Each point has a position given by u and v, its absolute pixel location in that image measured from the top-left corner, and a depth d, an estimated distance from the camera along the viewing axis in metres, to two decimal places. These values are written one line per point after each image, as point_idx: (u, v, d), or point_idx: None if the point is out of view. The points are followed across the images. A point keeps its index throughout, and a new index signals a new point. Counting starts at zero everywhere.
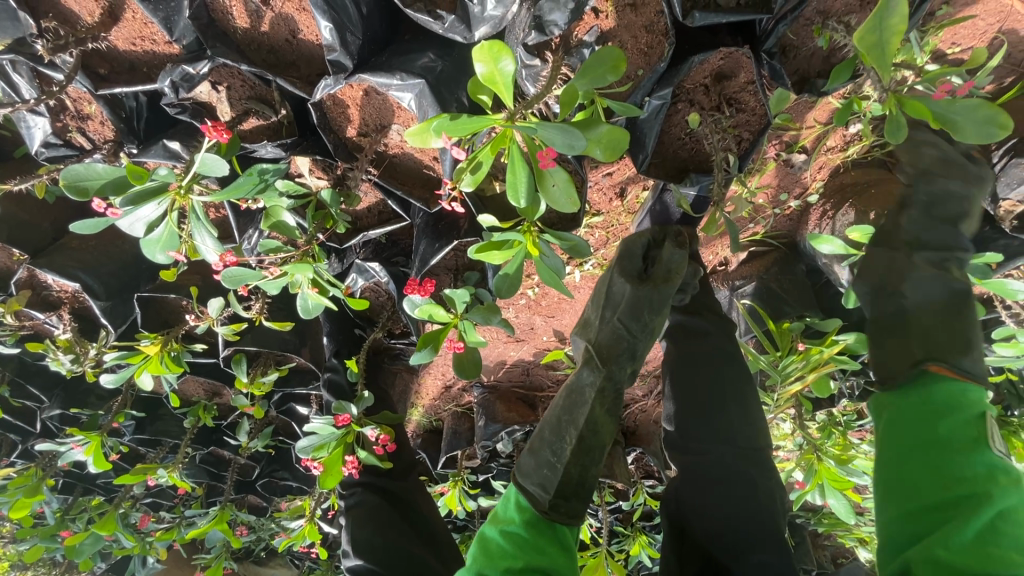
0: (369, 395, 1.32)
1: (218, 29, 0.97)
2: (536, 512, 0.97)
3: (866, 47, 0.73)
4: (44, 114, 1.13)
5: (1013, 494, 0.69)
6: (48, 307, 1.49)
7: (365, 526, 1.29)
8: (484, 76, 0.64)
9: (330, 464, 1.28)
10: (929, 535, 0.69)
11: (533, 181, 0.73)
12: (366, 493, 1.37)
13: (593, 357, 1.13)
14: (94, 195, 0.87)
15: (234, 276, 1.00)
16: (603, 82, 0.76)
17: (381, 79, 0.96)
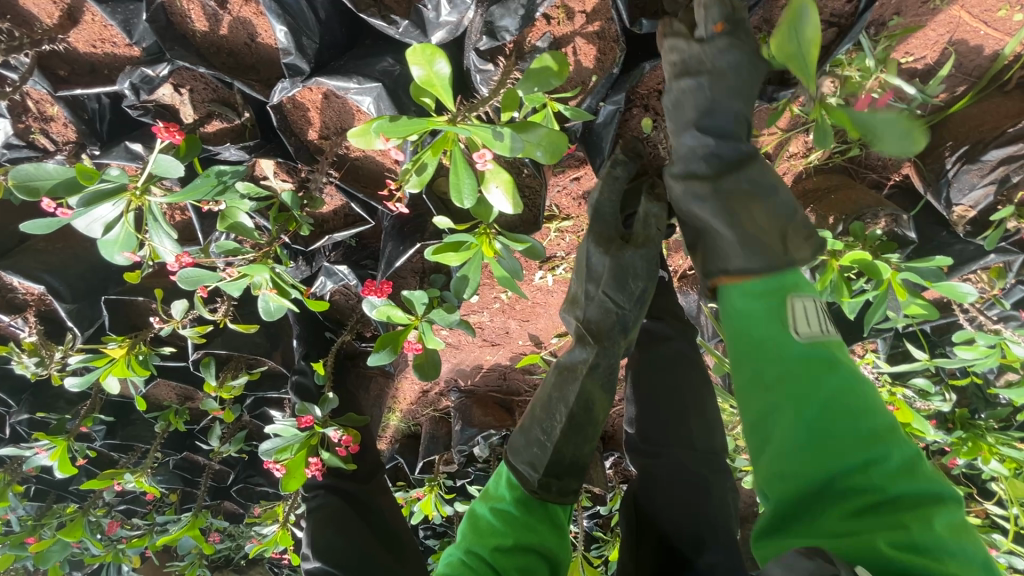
0: (333, 397, 1.33)
1: (177, 32, 0.98)
2: (530, 496, 0.92)
3: (787, 56, 0.81)
4: (5, 116, 1.13)
5: (893, 444, 0.59)
6: (15, 310, 1.49)
7: (326, 530, 1.26)
8: (420, 80, 0.66)
9: (292, 466, 1.28)
10: (823, 511, 0.58)
11: (475, 182, 0.74)
12: (332, 496, 1.37)
13: (585, 336, 0.99)
14: (46, 194, 0.88)
15: (192, 277, 1.00)
16: (547, 86, 0.78)
17: (338, 83, 0.97)
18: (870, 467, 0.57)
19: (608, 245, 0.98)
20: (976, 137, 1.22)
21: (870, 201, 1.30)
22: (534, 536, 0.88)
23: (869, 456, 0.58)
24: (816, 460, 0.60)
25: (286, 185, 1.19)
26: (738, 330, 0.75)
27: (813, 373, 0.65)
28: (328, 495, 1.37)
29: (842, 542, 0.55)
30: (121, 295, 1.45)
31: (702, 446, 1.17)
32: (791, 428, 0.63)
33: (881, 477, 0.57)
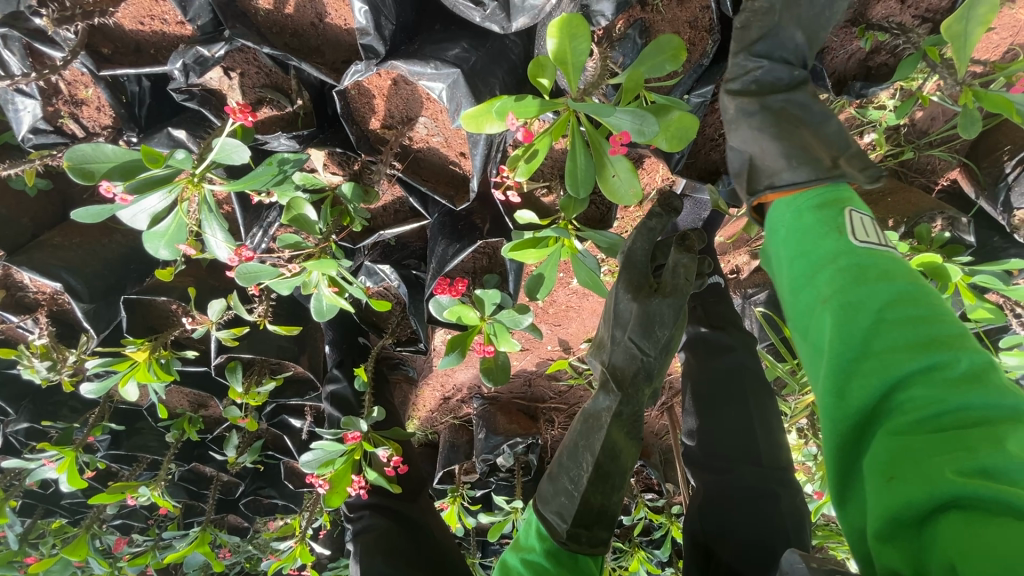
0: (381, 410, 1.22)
1: (239, 9, 0.91)
2: (558, 545, 0.84)
3: (951, 35, 0.77)
4: (34, 96, 1.04)
5: (962, 354, 0.50)
6: (23, 310, 1.37)
7: (370, 553, 1.20)
8: (556, 52, 0.65)
9: (336, 481, 1.18)
10: (896, 456, 0.48)
11: (593, 169, 0.71)
12: (375, 515, 1.30)
13: (608, 382, 0.93)
14: (100, 179, 0.79)
15: (249, 273, 0.94)
16: (660, 71, 0.74)
17: (414, 67, 0.90)
18: (935, 377, 0.50)
19: (638, 292, 0.93)
20: None
21: (931, 204, 1.29)
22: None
23: (934, 364, 0.50)
24: (869, 374, 0.53)
25: (337, 178, 1.12)
26: (788, 246, 0.68)
27: (863, 282, 0.58)
28: (371, 513, 1.31)
29: (899, 462, 0.48)
30: (142, 295, 1.35)
31: (771, 458, 1.07)
32: (837, 340, 0.56)
33: (948, 385, 0.49)
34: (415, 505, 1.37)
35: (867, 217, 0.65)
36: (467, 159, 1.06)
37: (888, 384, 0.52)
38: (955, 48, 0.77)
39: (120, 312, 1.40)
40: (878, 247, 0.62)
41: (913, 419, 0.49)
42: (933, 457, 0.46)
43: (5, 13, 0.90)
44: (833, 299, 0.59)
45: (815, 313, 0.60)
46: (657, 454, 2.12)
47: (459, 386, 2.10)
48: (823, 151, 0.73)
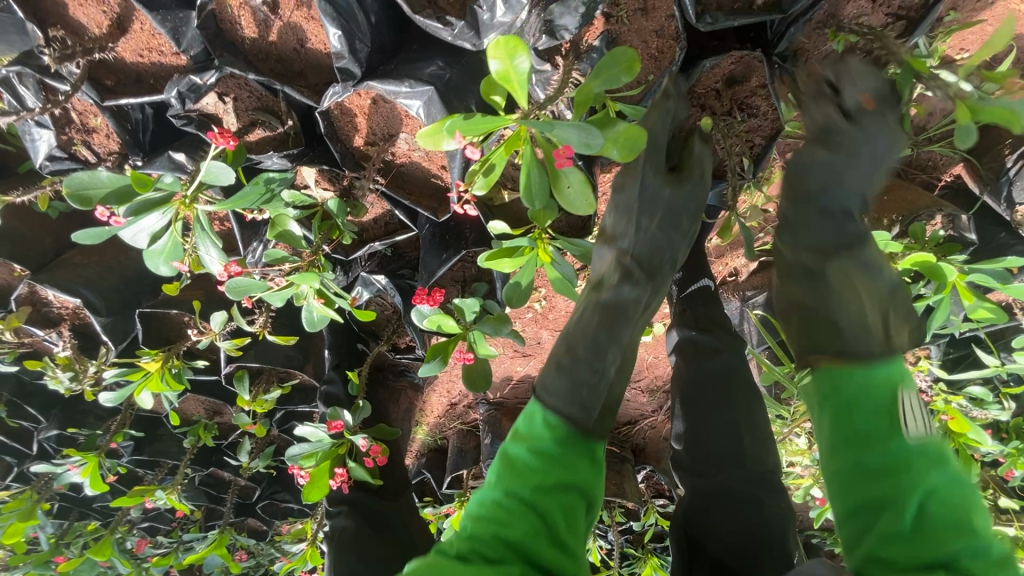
0: (365, 405, 1.32)
1: (227, 39, 0.96)
2: (567, 438, 0.73)
3: None
4: (49, 127, 1.12)
5: (943, 473, 0.58)
6: (48, 324, 1.47)
7: (345, 554, 1.23)
8: (500, 74, 0.63)
9: (317, 475, 1.24)
10: (890, 550, 0.55)
11: (544, 181, 0.73)
12: (354, 514, 1.32)
13: (636, 271, 0.88)
14: (97, 204, 0.84)
15: (239, 287, 0.98)
16: (616, 83, 0.75)
17: (390, 87, 0.95)
18: (919, 506, 0.56)
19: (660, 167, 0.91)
20: None
21: (930, 201, 1.26)
22: (559, 501, 0.67)
23: (918, 485, 0.57)
24: (873, 485, 0.60)
25: (327, 193, 1.17)
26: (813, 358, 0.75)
27: (869, 404, 0.65)
28: (352, 515, 1.32)
29: (888, 555, 0.55)
30: (156, 308, 1.43)
31: (758, 466, 1.07)
32: (845, 453, 0.64)
33: (928, 520, 0.55)
34: (398, 500, 1.41)
35: (918, 400, 0.65)
36: (448, 171, 1.10)
37: (884, 499, 0.59)
38: None
39: (136, 325, 1.48)
40: (919, 427, 0.63)
41: (894, 523, 0.57)
42: (901, 554, 0.54)
43: (19, 53, 0.98)
44: (853, 417, 0.65)
45: (829, 424, 0.68)
46: (665, 459, 2.11)
47: (464, 392, 2.14)
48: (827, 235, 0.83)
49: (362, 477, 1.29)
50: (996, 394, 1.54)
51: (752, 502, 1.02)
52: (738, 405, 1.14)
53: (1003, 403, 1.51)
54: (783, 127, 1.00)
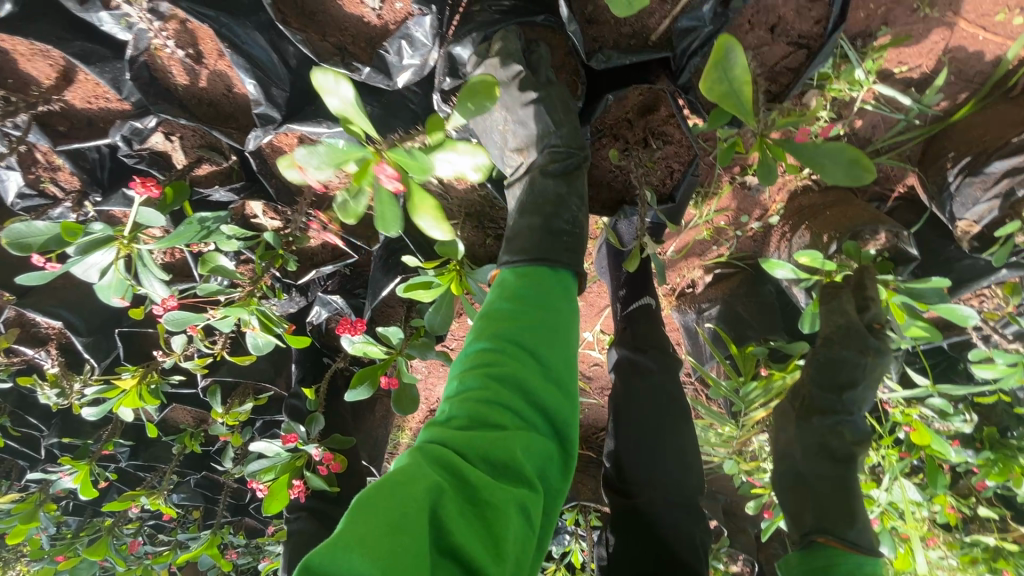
0: (318, 418, 1.36)
1: (160, 86, 1.02)
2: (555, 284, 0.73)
3: (723, 95, 0.66)
4: (16, 168, 1.21)
5: None
6: (38, 343, 1.58)
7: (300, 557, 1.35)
8: (336, 108, 0.69)
9: (276, 488, 1.31)
10: None
11: (400, 210, 0.79)
12: (311, 519, 1.43)
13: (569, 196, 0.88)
14: (37, 250, 0.93)
15: (178, 319, 1.06)
16: (482, 109, 0.74)
17: (309, 128, 1.00)
18: None
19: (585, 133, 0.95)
20: (980, 147, 1.13)
21: (869, 216, 1.24)
22: (547, 344, 0.65)
23: None
24: None
25: (274, 223, 1.23)
26: None
27: None
28: (310, 519, 1.43)
29: None
30: (133, 328, 1.54)
31: (678, 485, 1.09)
32: None
33: None
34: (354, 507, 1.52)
35: None
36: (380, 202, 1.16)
37: None
38: (732, 104, 0.67)
39: (116, 343, 1.59)
40: None
41: None
42: None
43: None
44: None
45: None
46: None
47: (442, 399, 2.20)
48: (811, 520, 0.97)
49: (319, 486, 1.35)
50: (960, 407, 1.51)
51: (665, 521, 1.05)
52: (663, 424, 1.15)
53: (965, 416, 1.48)
54: (694, 153, 1.02)
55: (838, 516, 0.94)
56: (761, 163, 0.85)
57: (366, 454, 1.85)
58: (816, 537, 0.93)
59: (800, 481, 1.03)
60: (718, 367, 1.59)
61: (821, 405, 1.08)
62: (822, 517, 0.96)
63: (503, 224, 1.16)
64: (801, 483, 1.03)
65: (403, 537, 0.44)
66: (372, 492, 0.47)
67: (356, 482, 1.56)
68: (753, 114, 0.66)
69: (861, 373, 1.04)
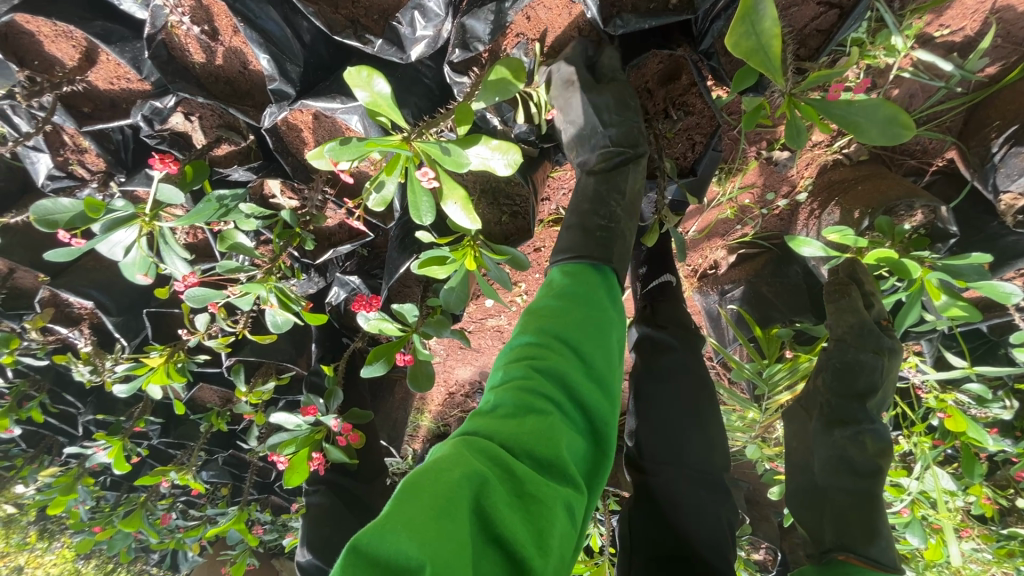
0: (338, 392, 1.39)
1: (178, 65, 1.03)
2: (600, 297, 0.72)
3: (746, 54, 0.67)
4: (45, 150, 1.25)
5: None
6: (71, 323, 1.64)
7: (318, 529, 1.40)
8: (367, 101, 0.67)
9: (297, 461, 1.33)
10: None
11: (434, 201, 0.75)
12: (329, 492, 1.48)
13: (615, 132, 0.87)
14: (63, 226, 0.95)
15: (199, 296, 1.07)
16: (506, 94, 0.75)
17: (323, 104, 0.98)
18: None
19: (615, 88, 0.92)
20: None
21: (901, 189, 1.18)
22: (596, 345, 0.66)
23: None
24: None
25: (292, 203, 1.24)
26: None
27: None
28: (329, 492, 1.47)
29: None
30: (161, 308, 1.58)
31: (698, 466, 1.06)
32: None
33: None
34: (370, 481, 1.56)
35: None
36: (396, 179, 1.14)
37: None
38: (756, 62, 0.67)
39: (144, 323, 1.64)
40: None
41: None
42: None
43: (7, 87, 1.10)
44: None
45: None
46: None
47: (461, 381, 2.22)
48: (831, 535, 0.92)
49: (338, 458, 1.38)
50: (999, 392, 1.44)
51: (686, 500, 1.02)
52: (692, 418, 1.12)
53: (1005, 402, 1.41)
54: (718, 123, 0.99)
55: (858, 534, 0.89)
56: (789, 125, 0.85)
57: (386, 434, 1.87)
58: (836, 554, 0.88)
59: (817, 495, 0.99)
60: (740, 349, 1.55)
61: (840, 414, 1.02)
62: (845, 531, 0.90)
63: (518, 200, 1.14)
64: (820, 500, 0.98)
65: (450, 520, 0.44)
66: (415, 480, 0.48)
67: (374, 457, 1.59)
68: (780, 70, 0.66)
69: (879, 377, 1.00)
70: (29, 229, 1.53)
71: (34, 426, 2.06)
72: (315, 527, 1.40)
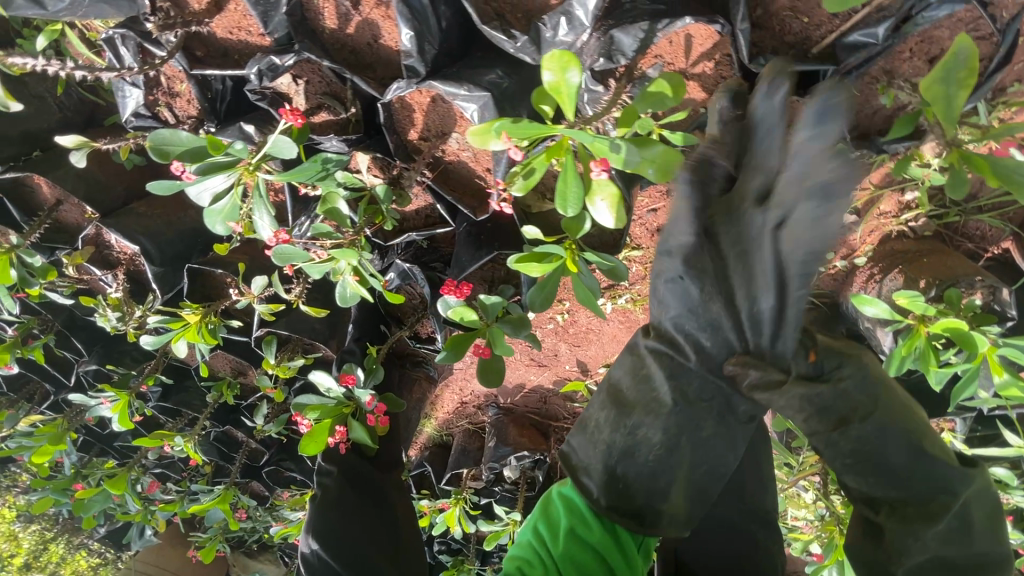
0: (379, 369, 1.38)
1: (308, 26, 1.05)
2: (593, 508, 1.01)
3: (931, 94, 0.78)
4: (139, 87, 1.24)
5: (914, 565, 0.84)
6: (106, 266, 1.59)
7: (326, 515, 1.33)
8: (552, 85, 0.73)
9: (319, 431, 1.30)
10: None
11: (582, 189, 0.87)
12: (344, 480, 1.42)
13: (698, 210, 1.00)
14: (173, 158, 0.96)
15: (283, 254, 1.05)
16: (661, 105, 0.79)
17: (449, 88, 1.01)
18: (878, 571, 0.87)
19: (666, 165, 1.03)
20: None
21: (966, 272, 1.23)
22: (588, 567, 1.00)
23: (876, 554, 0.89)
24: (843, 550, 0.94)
25: (376, 179, 1.22)
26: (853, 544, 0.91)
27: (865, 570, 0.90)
28: (344, 480, 1.41)
29: None
30: (204, 264, 1.55)
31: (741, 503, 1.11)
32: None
33: None
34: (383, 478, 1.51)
35: None
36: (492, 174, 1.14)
37: None
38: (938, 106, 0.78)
39: (183, 277, 1.60)
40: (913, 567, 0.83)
41: None
42: None
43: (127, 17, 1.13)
44: None
45: None
46: None
47: (476, 393, 2.19)
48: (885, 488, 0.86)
49: (361, 437, 1.35)
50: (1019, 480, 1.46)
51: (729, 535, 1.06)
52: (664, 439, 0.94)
53: None
54: None
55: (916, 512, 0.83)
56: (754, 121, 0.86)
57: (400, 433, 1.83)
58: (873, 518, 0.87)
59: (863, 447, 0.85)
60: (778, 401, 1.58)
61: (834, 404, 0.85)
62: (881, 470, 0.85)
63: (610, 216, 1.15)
64: (884, 504, 0.88)
65: None
66: None
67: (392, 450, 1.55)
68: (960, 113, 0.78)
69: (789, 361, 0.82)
70: (88, 163, 1.50)
71: (28, 369, 1.97)
72: (328, 511, 1.33)
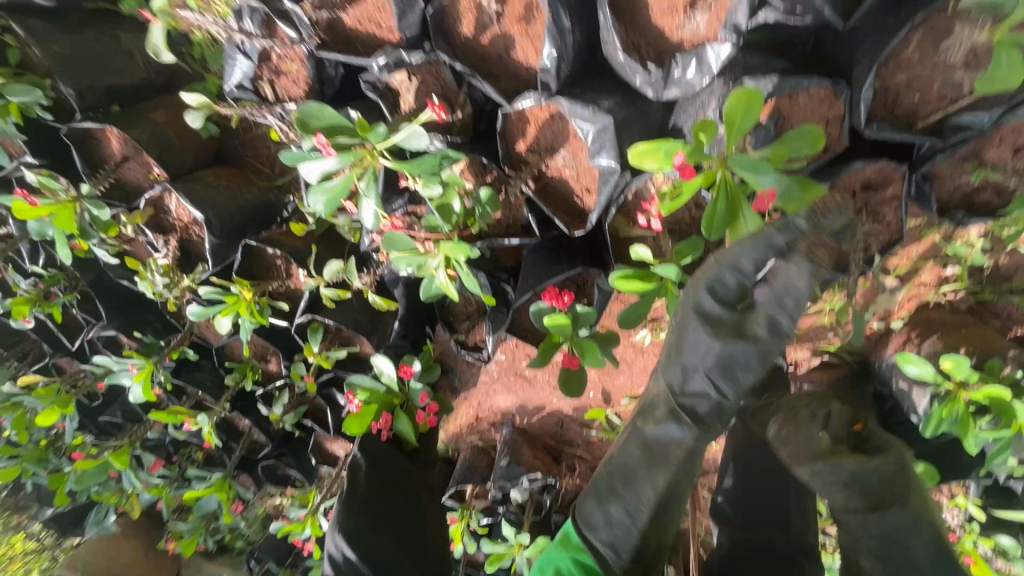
0: (438, 369, 1.43)
1: (444, 29, 1.09)
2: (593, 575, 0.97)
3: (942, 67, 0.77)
4: (249, 60, 1.26)
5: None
6: (158, 231, 1.55)
7: (356, 515, 1.29)
8: (729, 114, 0.80)
9: (368, 412, 1.33)
10: None
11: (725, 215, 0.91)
12: (375, 481, 1.38)
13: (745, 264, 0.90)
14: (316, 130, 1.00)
15: (392, 241, 1.11)
16: (803, 151, 0.88)
17: (576, 107, 1.07)
18: None
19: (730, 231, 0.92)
20: None
21: (1001, 348, 1.32)
22: None
23: None
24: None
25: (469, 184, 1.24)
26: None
27: None
28: (374, 482, 1.37)
29: None
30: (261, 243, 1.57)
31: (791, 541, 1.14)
32: None
33: None
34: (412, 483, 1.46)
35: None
36: (592, 195, 1.18)
37: None
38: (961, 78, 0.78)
39: (236, 253, 1.57)
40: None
41: None
42: None
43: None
44: None
45: None
46: None
47: (494, 409, 2.18)
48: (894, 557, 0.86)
49: (404, 429, 1.39)
50: None
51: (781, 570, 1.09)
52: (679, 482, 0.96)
53: None
54: (904, 237, 1.10)
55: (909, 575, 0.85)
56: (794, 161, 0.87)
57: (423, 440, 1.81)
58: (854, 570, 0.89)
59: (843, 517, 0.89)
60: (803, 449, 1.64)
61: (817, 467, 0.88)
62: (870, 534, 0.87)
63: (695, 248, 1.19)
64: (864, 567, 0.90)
65: None
66: None
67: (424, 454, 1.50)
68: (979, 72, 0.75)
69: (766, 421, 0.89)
70: (164, 125, 1.48)
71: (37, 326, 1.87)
72: (356, 514, 1.29)
